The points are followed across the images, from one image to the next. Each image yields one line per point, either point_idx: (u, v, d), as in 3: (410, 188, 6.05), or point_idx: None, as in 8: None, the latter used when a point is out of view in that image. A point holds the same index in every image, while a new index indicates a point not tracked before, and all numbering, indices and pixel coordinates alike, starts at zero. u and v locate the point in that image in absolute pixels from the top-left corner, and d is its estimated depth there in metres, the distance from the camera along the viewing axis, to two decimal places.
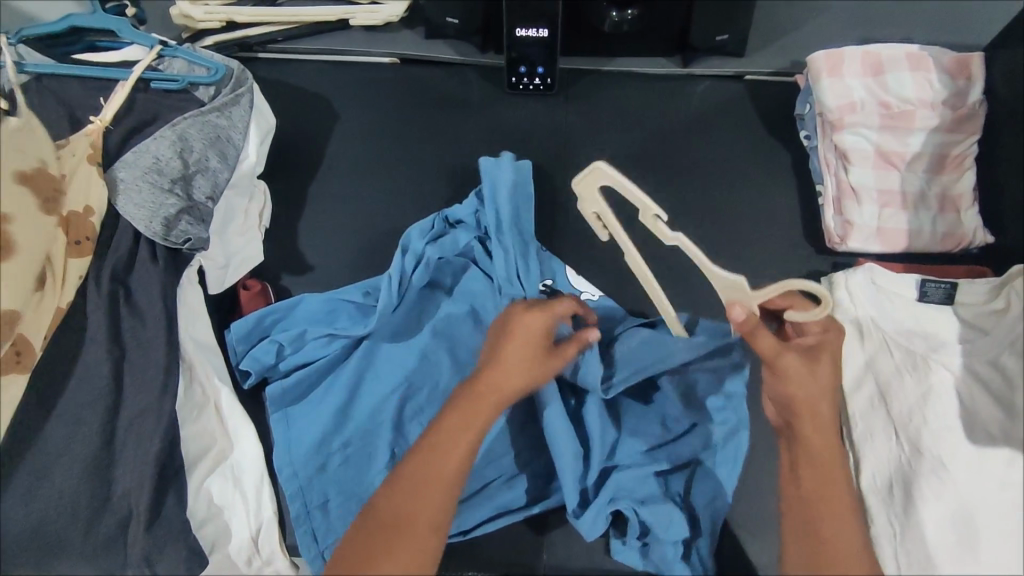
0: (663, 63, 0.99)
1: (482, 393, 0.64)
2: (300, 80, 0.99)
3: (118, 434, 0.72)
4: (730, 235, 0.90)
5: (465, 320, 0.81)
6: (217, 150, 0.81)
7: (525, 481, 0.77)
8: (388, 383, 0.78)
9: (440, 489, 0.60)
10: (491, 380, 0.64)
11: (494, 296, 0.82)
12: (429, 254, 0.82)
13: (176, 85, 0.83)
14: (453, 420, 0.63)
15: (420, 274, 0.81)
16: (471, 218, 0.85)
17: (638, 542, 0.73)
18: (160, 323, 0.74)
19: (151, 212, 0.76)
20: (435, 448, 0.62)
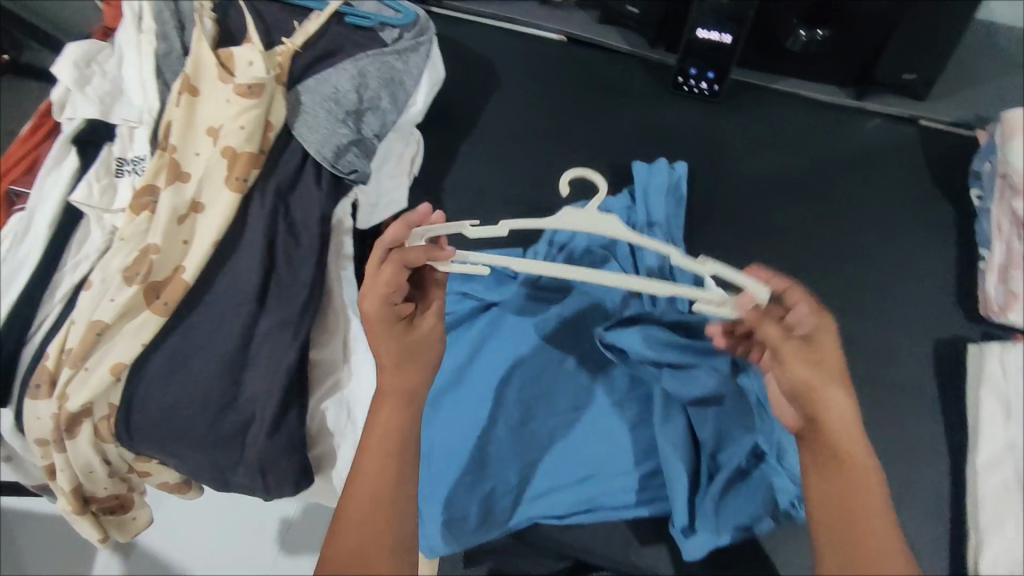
0: (834, 92, 0.96)
1: (386, 392, 0.57)
2: (470, 41, 1.00)
3: (254, 340, 0.75)
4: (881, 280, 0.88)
5: (593, 310, 0.80)
6: (389, 92, 0.84)
7: (627, 486, 0.74)
8: (513, 356, 0.78)
9: (382, 504, 0.53)
10: (394, 381, 0.57)
11: (626, 291, 0.80)
12: (578, 239, 0.83)
13: (367, 23, 0.85)
14: (373, 431, 0.56)
15: (563, 258, 0.82)
16: (619, 211, 0.85)
17: (715, 528, 0.70)
18: (313, 246, 0.77)
19: (324, 137, 0.79)
20: (360, 462, 0.55)
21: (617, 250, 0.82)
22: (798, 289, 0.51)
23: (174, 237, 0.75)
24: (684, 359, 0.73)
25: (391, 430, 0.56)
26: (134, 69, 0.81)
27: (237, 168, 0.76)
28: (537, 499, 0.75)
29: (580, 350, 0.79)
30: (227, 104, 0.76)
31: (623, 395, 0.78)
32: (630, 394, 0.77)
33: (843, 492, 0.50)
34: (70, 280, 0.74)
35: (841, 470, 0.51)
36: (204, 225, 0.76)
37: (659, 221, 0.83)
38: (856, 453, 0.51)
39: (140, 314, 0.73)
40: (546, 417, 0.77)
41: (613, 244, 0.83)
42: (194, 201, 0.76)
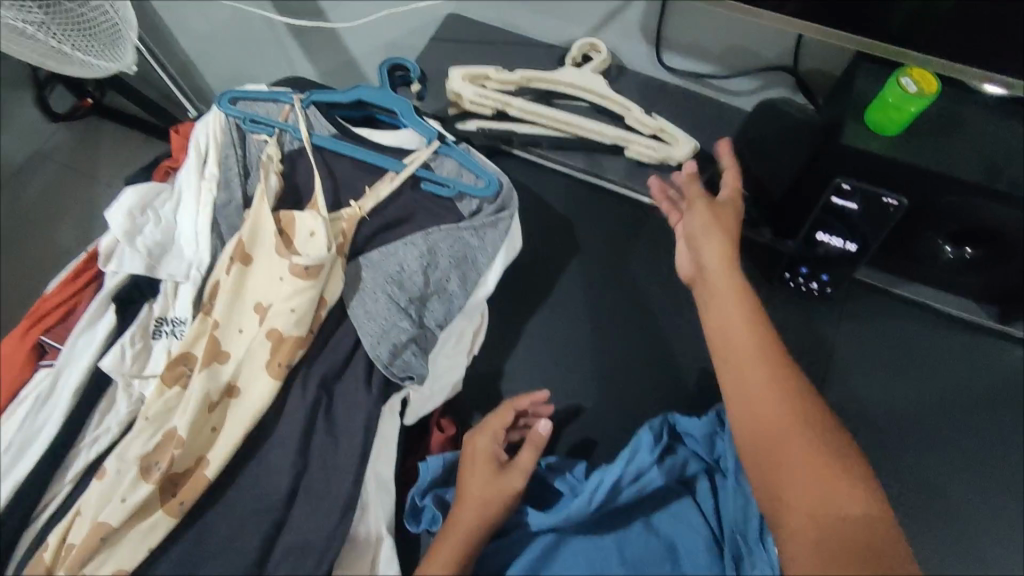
0: (969, 307, 0.82)
1: (455, 519, 0.66)
2: (551, 196, 0.92)
3: (274, 555, 0.66)
4: (1009, 553, 0.74)
5: (663, 557, 0.72)
6: (460, 272, 0.75)
7: None
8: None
9: None
10: (466, 507, 0.67)
11: (706, 544, 0.72)
12: (655, 472, 0.71)
13: (445, 192, 0.76)
14: (439, 550, 0.65)
15: (632, 491, 0.70)
16: (701, 436, 0.74)
17: None
18: (352, 454, 0.67)
19: (382, 330, 0.70)
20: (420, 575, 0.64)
21: (697, 488, 0.75)
22: (731, 162, 0.73)
23: (201, 424, 0.67)
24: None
25: (456, 556, 0.65)
26: (190, 219, 0.75)
27: (281, 353, 0.69)
28: None
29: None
30: (280, 282, 0.69)
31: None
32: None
33: (745, 388, 0.56)
34: (86, 457, 0.68)
35: (761, 432, 0.54)
36: (237, 412, 0.68)
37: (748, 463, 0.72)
38: (752, 361, 0.57)
39: (153, 514, 0.65)
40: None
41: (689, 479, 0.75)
42: (230, 383, 0.69)
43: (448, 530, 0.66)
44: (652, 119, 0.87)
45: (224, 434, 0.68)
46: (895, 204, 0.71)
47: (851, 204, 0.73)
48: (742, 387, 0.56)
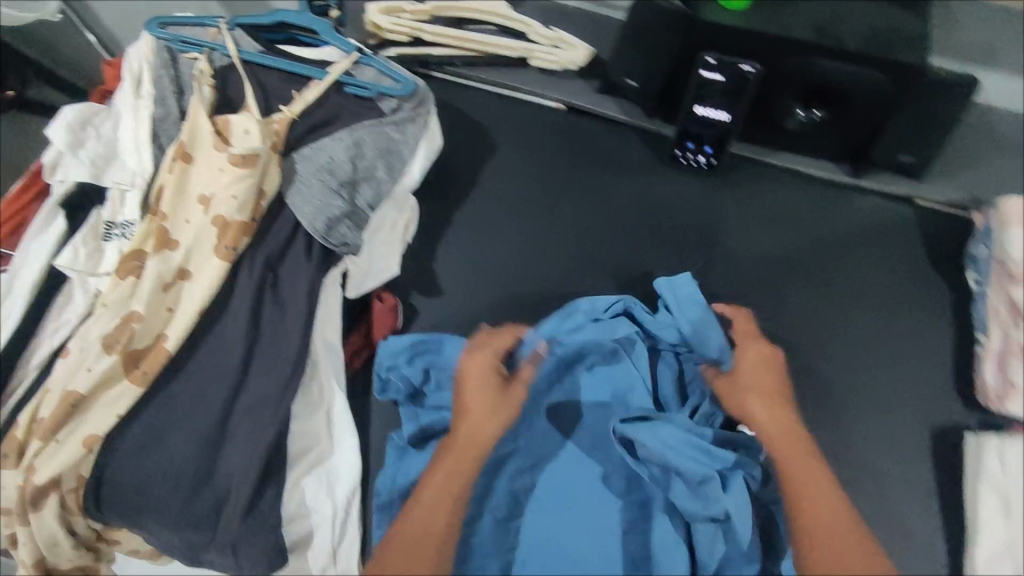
0: (831, 167, 0.95)
1: (460, 440, 0.71)
2: (468, 107, 1.01)
3: (235, 412, 0.74)
4: (883, 359, 0.85)
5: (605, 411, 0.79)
6: (386, 162, 0.84)
7: None
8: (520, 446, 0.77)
9: (433, 544, 0.64)
10: (467, 431, 0.72)
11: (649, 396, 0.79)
12: (590, 328, 0.82)
13: (366, 93, 0.86)
14: (433, 483, 0.68)
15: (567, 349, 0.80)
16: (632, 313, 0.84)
17: None
18: (299, 318, 0.75)
19: (317, 209, 0.78)
20: (420, 503, 0.66)
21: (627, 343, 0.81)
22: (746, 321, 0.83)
23: (159, 303, 0.74)
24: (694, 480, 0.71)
25: (449, 484, 0.68)
26: (129, 132, 0.80)
27: (227, 237, 0.76)
28: None
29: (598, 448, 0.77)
30: (220, 173, 0.76)
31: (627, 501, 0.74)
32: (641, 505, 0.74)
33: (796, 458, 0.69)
34: (50, 346, 0.74)
35: (807, 496, 0.65)
36: (190, 293, 0.75)
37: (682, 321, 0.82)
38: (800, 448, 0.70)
39: (118, 384, 0.72)
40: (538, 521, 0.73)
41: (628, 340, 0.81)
42: (181, 267, 0.76)
43: (451, 445, 0.71)
44: (552, 32, 0.98)
45: (180, 314, 0.75)
46: (750, 70, 0.82)
47: (716, 75, 0.84)
48: (790, 462, 0.68)
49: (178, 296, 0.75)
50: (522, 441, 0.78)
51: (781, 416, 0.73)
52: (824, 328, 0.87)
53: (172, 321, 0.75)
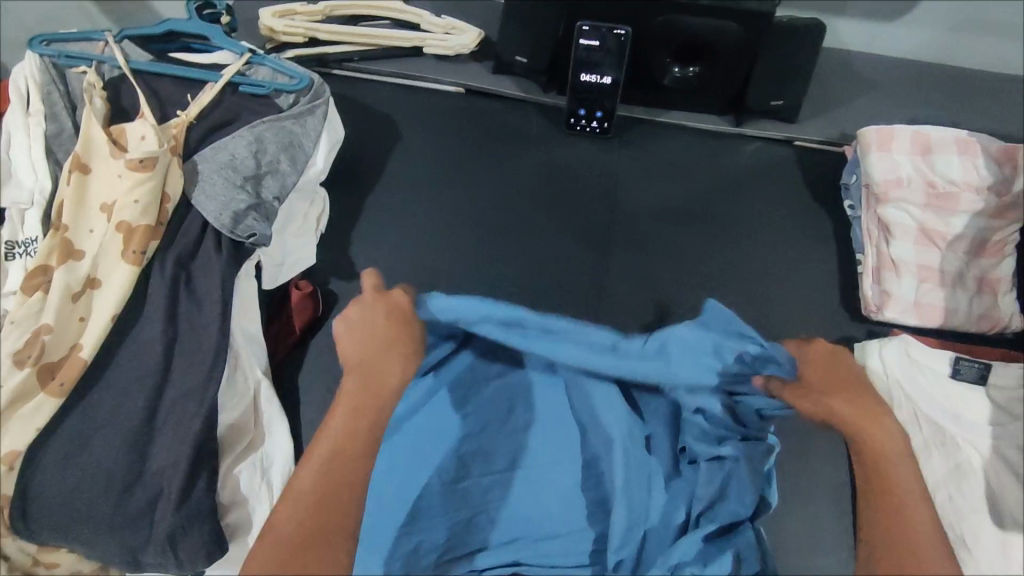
0: (716, 120, 1.02)
1: (344, 394, 0.67)
2: (371, 99, 1.05)
3: (160, 411, 0.75)
4: (778, 288, 0.92)
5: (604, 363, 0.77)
6: (288, 155, 0.86)
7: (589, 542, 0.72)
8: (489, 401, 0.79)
9: (348, 494, 0.60)
10: (376, 370, 0.68)
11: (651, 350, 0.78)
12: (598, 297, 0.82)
13: (261, 91, 0.89)
14: (342, 420, 0.65)
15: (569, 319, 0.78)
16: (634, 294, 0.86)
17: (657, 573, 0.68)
18: (214, 311, 0.77)
19: (222, 204, 0.80)
20: (318, 455, 0.62)
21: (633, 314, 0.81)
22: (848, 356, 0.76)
23: (70, 313, 0.74)
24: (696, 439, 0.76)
25: (362, 421, 0.65)
26: (24, 152, 0.80)
27: (134, 241, 0.77)
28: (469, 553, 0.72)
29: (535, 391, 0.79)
30: (119, 179, 0.77)
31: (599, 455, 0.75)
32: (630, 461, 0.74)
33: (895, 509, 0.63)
34: None
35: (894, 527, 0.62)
36: (100, 301, 0.76)
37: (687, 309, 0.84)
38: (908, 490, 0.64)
39: (34, 398, 0.72)
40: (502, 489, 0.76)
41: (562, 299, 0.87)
42: (90, 276, 0.76)
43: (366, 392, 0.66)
44: (442, 20, 1.03)
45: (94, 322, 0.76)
46: (625, 31, 0.91)
47: (593, 41, 0.92)
48: (891, 505, 0.63)
49: (89, 304, 0.76)
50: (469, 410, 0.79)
51: (885, 444, 0.67)
52: (723, 266, 0.94)
53: (85, 330, 0.75)
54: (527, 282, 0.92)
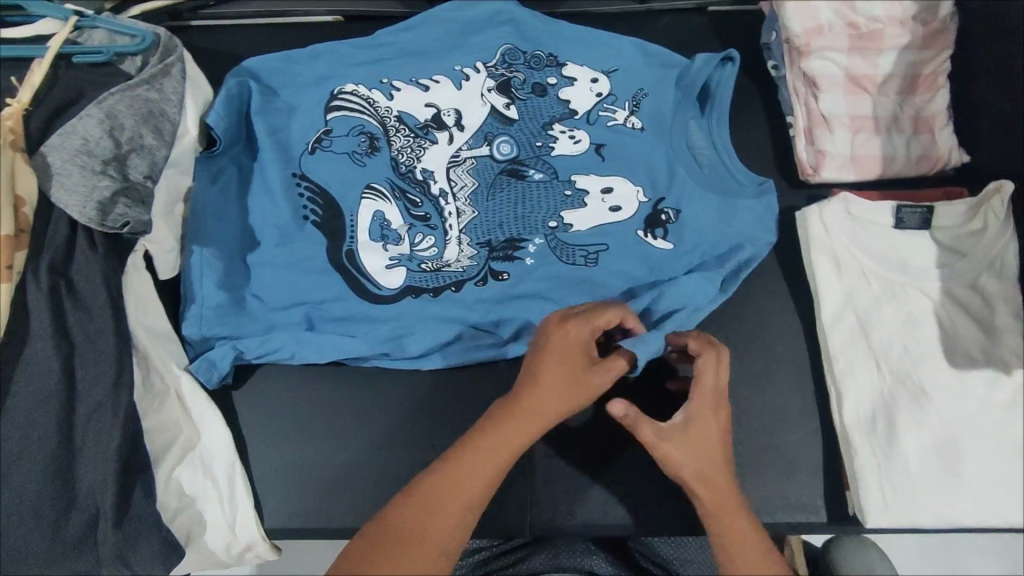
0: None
1: (520, 406, 0.62)
2: (242, 48, 0.94)
3: (75, 432, 0.67)
4: None
5: (544, 183, 0.82)
6: (151, 126, 0.77)
7: (539, 163, 0.82)
8: (369, 333, 0.78)
9: (458, 508, 0.58)
10: (555, 364, 0.62)
11: (593, 157, 0.82)
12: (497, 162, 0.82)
13: (101, 58, 0.77)
14: (489, 435, 0.61)
15: (421, 231, 0.80)
16: (537, 160, 0.82)
17: (587, 269, 0.79)
18: (106, 312, 0.70)
19: (83, 195, 0.69)
20: (448, 471, 0.59)
21: (517, 161, 0.82)
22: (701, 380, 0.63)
23: None
24: (674, 111, 0.84)
25: (506, 443, 0.60)
26: None
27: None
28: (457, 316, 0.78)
29: (405, 94, 0.85)
30: None
31: (560, 25, 0.89)
32: (588, 162, 0.82)
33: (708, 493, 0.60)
34: None
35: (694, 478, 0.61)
36: None
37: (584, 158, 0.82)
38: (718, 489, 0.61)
39: None
40: (445, 414, 0.81)
41: (412, 202, 0.81)
42: None
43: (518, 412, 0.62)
44: None
45: None
46: None
47: None
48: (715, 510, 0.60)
49: None
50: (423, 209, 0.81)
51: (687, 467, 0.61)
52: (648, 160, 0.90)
53: None
54: (420, 153, 0.83)
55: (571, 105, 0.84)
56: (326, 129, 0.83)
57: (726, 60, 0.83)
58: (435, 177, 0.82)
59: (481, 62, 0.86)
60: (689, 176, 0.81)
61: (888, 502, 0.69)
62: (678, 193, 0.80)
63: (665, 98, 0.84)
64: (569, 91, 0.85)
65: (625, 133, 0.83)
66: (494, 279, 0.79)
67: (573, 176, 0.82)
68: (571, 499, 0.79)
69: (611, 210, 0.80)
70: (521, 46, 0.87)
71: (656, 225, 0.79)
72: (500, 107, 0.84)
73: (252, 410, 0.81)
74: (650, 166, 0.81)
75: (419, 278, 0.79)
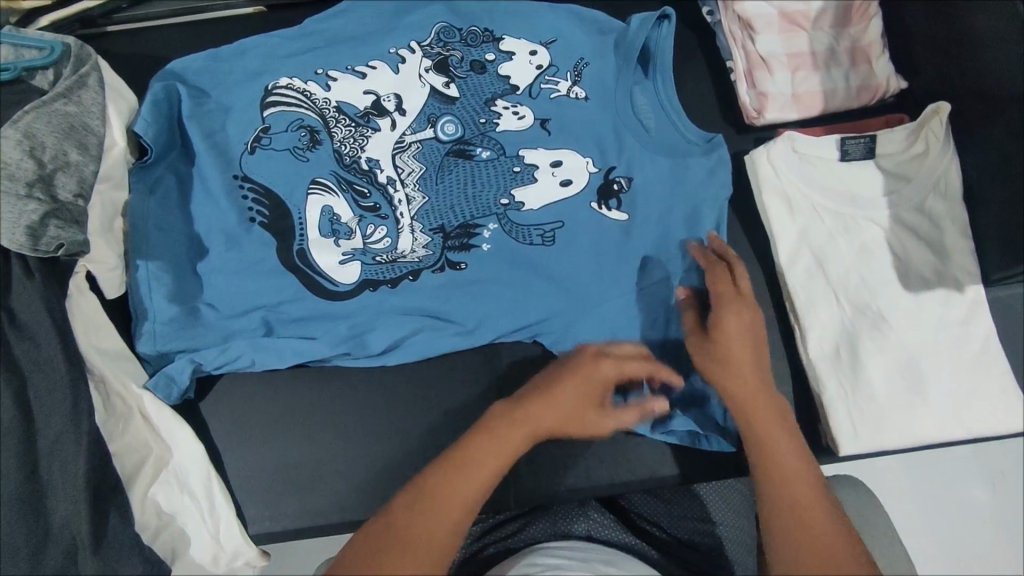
0: None
1: (524, 416, 0.63)
2: (163, 50, 0.91)
3: (39, 467, 0.64)
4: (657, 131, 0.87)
5: (495, 163, 0.80)
6: (74, 141, 0.73)
7: (487, 143, 0.81)
8: (330, 332, 0.77)
9: (462, 508, 0.58)
10: (566, 389, 0.65)
11: (541, 130, 0.81)
12: (443, 145, 0.81)
13: (8, 75, 0.72)
14: (489, 437, 0.61)
15: (372, 226, 0.78)
16: (483, 139, 0.81)
17: (545, 245, 0.78)
18: (52, 339, 0.67)
19: (11, 221, 0.65)
20: (454, 467, 0.59)
21: (463, 143, 0.81)
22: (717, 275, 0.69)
23: None
24: (616, 77, 0.83)
25: (506, 449, 0.61)
26: None
27: None
28: (418, 304, 0.78)
29: (342, 83, 0.82)
30: None
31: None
32: (535, 135, 0.81)
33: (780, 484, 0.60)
34: None
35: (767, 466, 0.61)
36: None
37: (530, 134, 0.81)
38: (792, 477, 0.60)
39: None
40: (421, 400, 0.81)
41: (360, 193, 0.79)
42: None
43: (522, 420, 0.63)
44: None
45: None
46: None
47: None
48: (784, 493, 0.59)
49: None
50: (372, 199, 0.79)
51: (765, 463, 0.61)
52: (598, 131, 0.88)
53: None
54: (363, 143, 0.80)
55: (511, 80, 0.83)
56: (262, 126, 0.80)
57: (663, 18, 0.81)
58: (381, 165, 0.80)
59: (416, 42, 0.84)
60: (637, 142, 0.80)
61: (859, 430, 0.71)
62: (628, 158, 0.79)
63: (607, 65, 0.83)
64: (508, 65, 0.83)
65: (570, 103, 0.82)
66: (450, 266, 0.78)
67: (521, 150, 0.80)
68: (554, 470, 0.83)
69: (562, 184, 0.79)
70: (456, 22, 0.85)
71: (609, 196, 0.79)
72: (440, 88, 0.82)
73: (223, 423, 0.80)
74: (598, 134, 0.80)
75: (375, 271, 0.78)
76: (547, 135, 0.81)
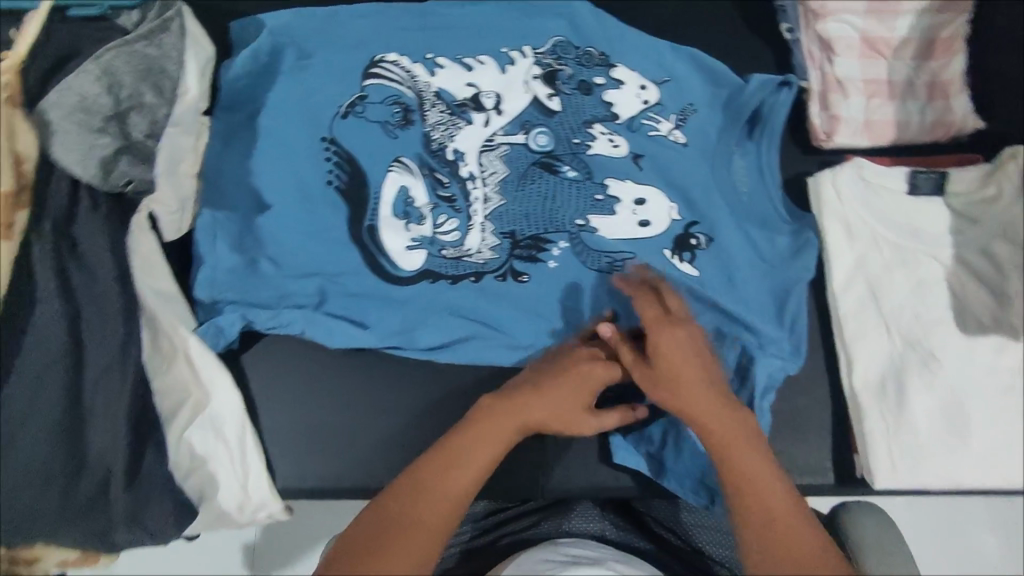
0: None
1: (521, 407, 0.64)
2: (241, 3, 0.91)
3: (83, 393, 0.68)
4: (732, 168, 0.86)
5: (580, 185, 0.79)
6: (151, 84, 0.75)
7: (578, 159, 0.80)
8: (382, 321, 0.77)
9: (452, 497, 0.58)
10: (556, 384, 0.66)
11: (631, 158, 0.79)
12: (532, 153, 0.80)
13: (96, 12, 0.77)
14: (483, 427, 0.62)
15: (445, 223, 0.78)
16: (575, 154, 0.80)
17: (610, 269, 0.77)
18: (111, 276, 0.71)
19: (83, 153, 0.70)
20: (449, 455, 0.60)
21: (552, 159, 0.79)
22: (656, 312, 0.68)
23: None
24: (718, 133, 0.82)
25: (500, 440, 0.62)
26: None
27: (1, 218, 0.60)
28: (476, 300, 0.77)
29: (448, 72, 0.82)
30: None
31: None
32: (621, 160, 0.79)
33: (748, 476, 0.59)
34: None
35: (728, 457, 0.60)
36: None
37: (619, 164, 0.79)
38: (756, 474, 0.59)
39: None
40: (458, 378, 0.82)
41: (440, 181, 0.78)
42: None
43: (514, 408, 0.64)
44: None
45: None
46: None
47: None
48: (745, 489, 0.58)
49: None
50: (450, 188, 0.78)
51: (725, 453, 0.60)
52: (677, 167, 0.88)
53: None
54: (450, 132, 0.80)
55: (614, 108, 0.82)
56: (360, 93, 0.80)
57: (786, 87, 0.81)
58: (466, 159, 0.79)
59: (530, 47, 0.84)
60: (724, 203, 0.79)
61: (897, 464, 0.70)
62: (711, 202, 0.78)
63: (711, 119, 0.83)
64: (615, 94, 0.83)
65: (666, 145, 0.80)
66: (512, 277, 0.77)
67: (607, 180, 0.79)
68: (587, 465, 0.82)
69: (640, 224, 0.78)
70: (575, 42, 0.85)
71: (684, 249, 0.77)
72: (543, 98, 0.81)
73: (262, 378, 0.81)
74: (686, 171, 0.79)
75: (438, 265, 0.77)
76: (637, 168, 0.79)
